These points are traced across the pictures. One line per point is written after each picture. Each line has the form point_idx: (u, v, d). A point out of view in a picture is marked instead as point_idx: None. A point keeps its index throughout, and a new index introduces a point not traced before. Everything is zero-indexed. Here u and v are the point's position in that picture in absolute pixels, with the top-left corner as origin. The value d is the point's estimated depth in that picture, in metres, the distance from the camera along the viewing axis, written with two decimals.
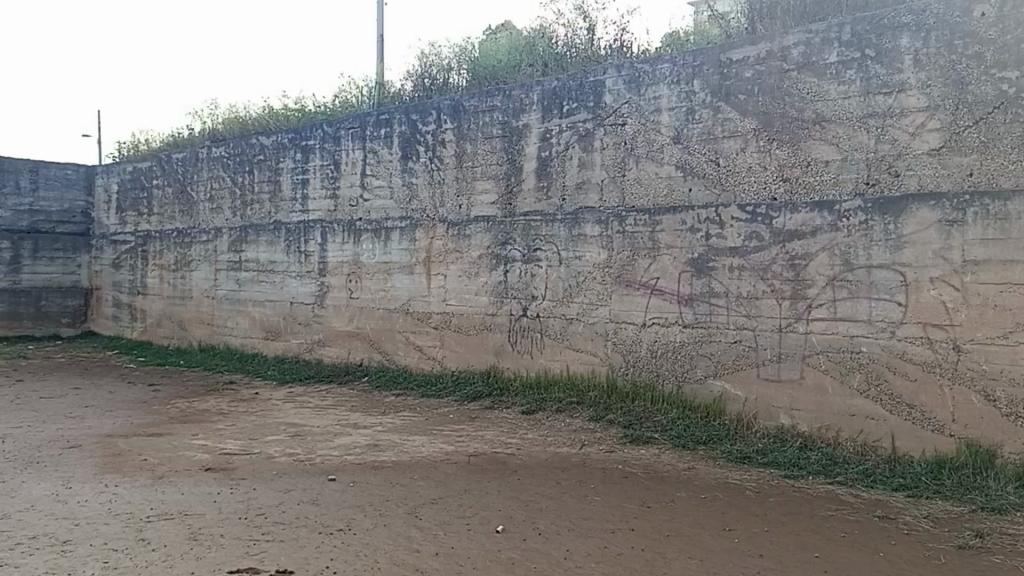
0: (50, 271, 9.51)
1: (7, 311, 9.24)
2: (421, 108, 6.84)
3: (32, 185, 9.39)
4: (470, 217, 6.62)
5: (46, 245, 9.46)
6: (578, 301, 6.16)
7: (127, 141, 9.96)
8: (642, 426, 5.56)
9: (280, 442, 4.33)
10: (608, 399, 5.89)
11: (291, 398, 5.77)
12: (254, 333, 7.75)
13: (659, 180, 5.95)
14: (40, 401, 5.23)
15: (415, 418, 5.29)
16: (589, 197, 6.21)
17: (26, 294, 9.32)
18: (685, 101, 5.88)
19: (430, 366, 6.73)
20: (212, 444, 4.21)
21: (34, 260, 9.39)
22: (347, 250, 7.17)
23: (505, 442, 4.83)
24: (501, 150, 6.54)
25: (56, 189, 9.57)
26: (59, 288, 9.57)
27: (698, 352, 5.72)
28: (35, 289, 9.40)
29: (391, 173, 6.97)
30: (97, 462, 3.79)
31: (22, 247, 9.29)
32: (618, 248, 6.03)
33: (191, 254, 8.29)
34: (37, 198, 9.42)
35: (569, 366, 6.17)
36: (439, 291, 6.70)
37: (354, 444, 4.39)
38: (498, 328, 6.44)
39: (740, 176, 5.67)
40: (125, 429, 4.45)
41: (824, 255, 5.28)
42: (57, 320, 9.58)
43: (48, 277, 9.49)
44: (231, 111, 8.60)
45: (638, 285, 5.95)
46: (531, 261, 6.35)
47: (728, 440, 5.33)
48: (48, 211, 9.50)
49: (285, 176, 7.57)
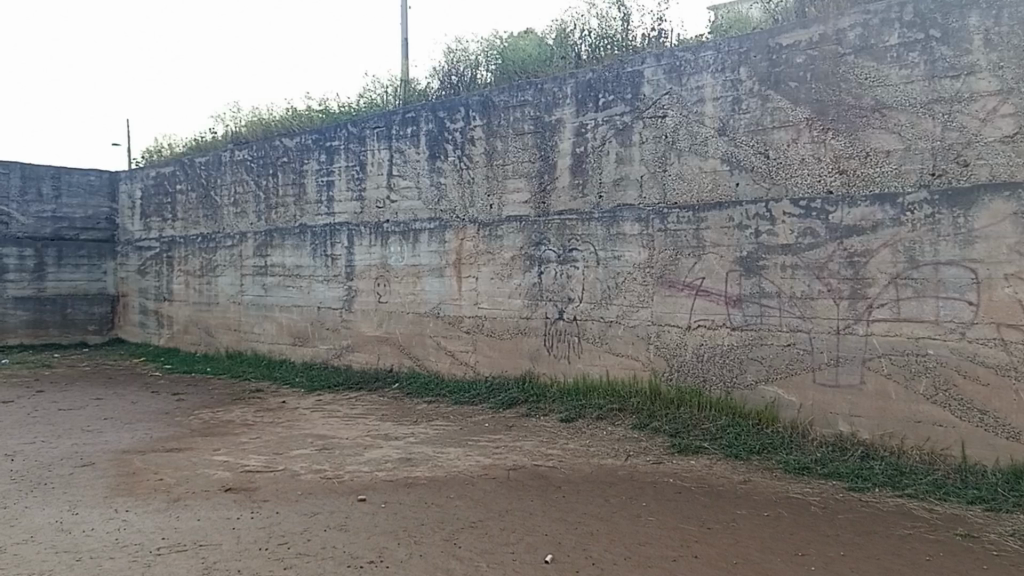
0: (75, 278, 9.53)
1: (34, 318, 9.27)
2: (449, 105, 6.59)
3: (54, 192, 9.42)
4: (502, 217, 6.33)
5: (70, 252, 9.48)
6: (617, 304, 5.80)
7: (150, 146, 9.97)
8: (689, 435, 5.12)
9: (307, 457, 4.05)
10: (651, 405, 5.49)
11: (318, 407, 5.52)
12: (281, 339, 7.58)
13: (702, 175, 5.58)
14: (58, 413, 5.06)
15: (449, 428, 4.98)
16: (628, 194, 5.87)
17: (51, 301, 9.34)
18: (731, 90, 5.50)
19: (463, 372, 6.43)
20: (234, 460, 3.94)
21: (59, 267, 9.41)
22: (375, 253, 6.95)
23: (545, 453, 4.47)
24: (534, 147, 6.24)
25: (79, 195, 9.61)
26: (85, 295, 9.60)
27: (748, 356, 5.30)
28: (61, 296, 9.43)
29: (419, 173, 6.74)
30: (110, 483, 3.54)
31: (46, 254, 9.31)
32: (660, 247, 5.66)
33: (216, 260, 8.18)
34: (60, 204, 9.46)
35: (609, 371, 5.80)
36: (471, 294, 6.41)
37: (386, 458, 4.08)
38: (533, 332, 6.12)
39: (792, 168, 5.26)
40: (143, 445, 4.23)
41: (886, 252, 4.81)
42: (83, 327, 9.60)
43: (72, 284, 9.52)
44: (254, 114, 8.49)
45: (682, 286, 5.57)
46: (566, 262, 6.02)
47: (784, 449, 4.87)
48: (72, 218, 9.54)
49: (310, 179, 7.41)
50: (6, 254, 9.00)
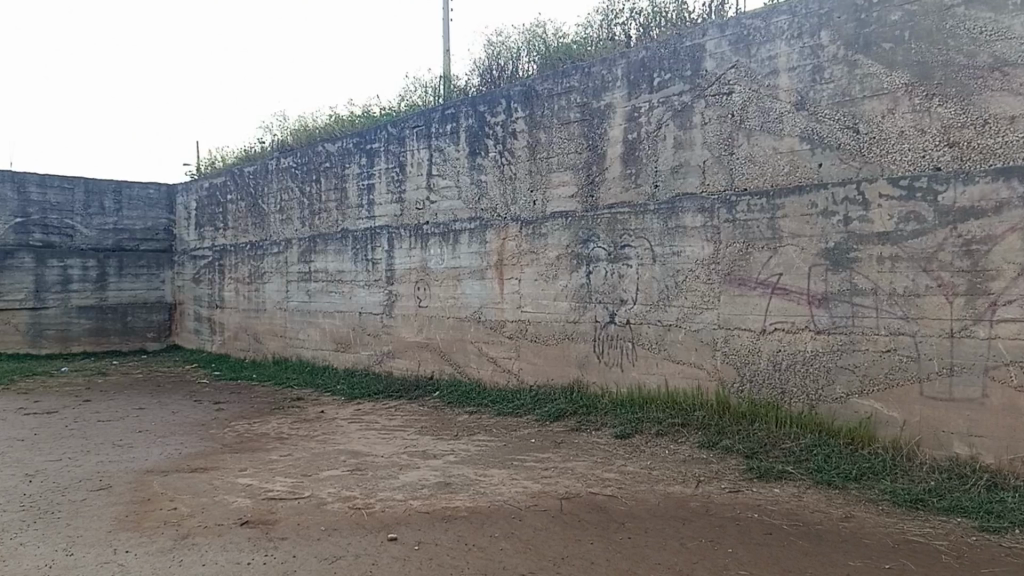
0: (135, 287, 10.06)
1: (96, 326, 9.77)
2: (490, 98, 6.21)
3: (116, 205, 9.98)
4: (546, 213, 5.86)
5: (131, 263, 10.01)
6: (677, 305, 5.15)
7: (206, 158, 10.38)
8: (768, 456, 4.42)
9: (338, 480, 3.65)
10: (718, 420, 4.81)
11: (356, 419, 5.31)
12: (325, 345, 7.55)
13: (775, 157, 4.88)
14: (95, 426, 4.94)
15: (492, 444, 4.59)
16: (687, 182, 5.23)
17: (113, 310, 9.86)
18: (810, 57, 4.76)
19: (507, 380, 6.01)
20: (258, 484, 3.52)
21: (120, 277, 9.93)
22: (415, 256, 6.72)
23: (601, 478, 3.96)
24: (581, 136, 5.72)
25: (140, 208, 10.16)
26: (144, 303, 10.14)
27: (836, 365, 4.55)
28: (121, 305, 9.95)
29: (458, 171, 6.42)
30: (120, 510, 3.10)
31: (108, 265, 9.83)
32: (726, 240, 4.99)
33: (264, 267, 8.31)
34: (121, 217, 10.01)
35: (668, 380, 5.17)
36: (514, 297, 6.00)
37: (422, 481, 3.71)
38: (581, 337, 5.61)
39: (888, 143, 4.45)
40: (167, 464, 3.86)
41: (1015, 238, 3.94)
42: (143, 334, 10.12)
43: (133, 293, 10.05)
44: (300, 121, 8.56)
45: (754, 284, 4.88)
46: (616, 260, 5.46)
47: (888, 476, 4.08)
48: (132, 230, 10.09)
49: (351, 183, 7.32)
50: (71, 265, 9.52)
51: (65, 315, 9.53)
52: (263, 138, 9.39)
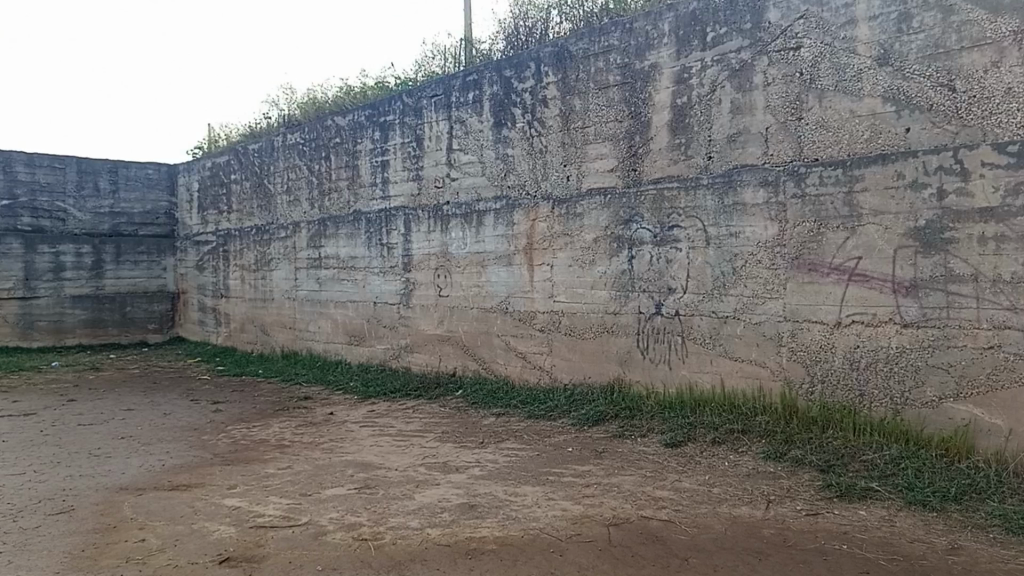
0: (135, 275, 9.72)
1: (94, 317, 9.44)
2: (517, 61, 5.56)
3: (112, 186, 9.60)
4: (582, 190, 5.22)
5: (128, 249, 9.65)
6: (735, 294, 4.48)
7: (208, 136, 9.92)
8: (846, 471, 3.72)
9: (343, 501, 3.12)
10: (785, 426, 4.13)
11: (368, 422, 4.79)
12: (337, 338, 7.07)
13: (852, 121, 4.15)
14: (74, 432, 4.51)
15: (523, 454, 4.02)
16: (747, 152, 4.51)
17: (111, 300, 9.53)
18: (896, 3, 4.00)
19: (538, 378, 5.43)
20: (248, 507, 3.01)
21: (118, 265, 9.57)
22: (434, 240, 6.15)
23: (652, 497, 3.36)
24: (621, 102, 5.04)
25: (138, 189, 9.79)
26: (145, 292, 9.81)
27: (927, 363, 3.86)
28: (120, 294, 9.61)
29: (482, 144, 5.80)
30: (77, 543, 2.61)
31: (104, 251, 9.47)
32: (794, 219, 4.30)
33: (271, 253, 7.84)
34: (118, 199, 9.64)
35: (724, 379, 4.51)
36: (545, 285, 5.40)
37: (442, 503, 3.15)
38: (622, 331, 4.97)
39: (991, 103, 3.70)
40: (145, 481, 3.38)
41: None
42: (144, 325, 9.81)
43: (133, 281, 9.71)
44: (309, 95, 8.00)
45: (827, 269, 4.18)
46: (663, 243, 4.81)
47: (995, 496, 3.36)
48: (130, 213, 9.72)
49: (363, 160, 6.77)
50: (64, 251, 9.17)
51: (58, 305, 9.19)
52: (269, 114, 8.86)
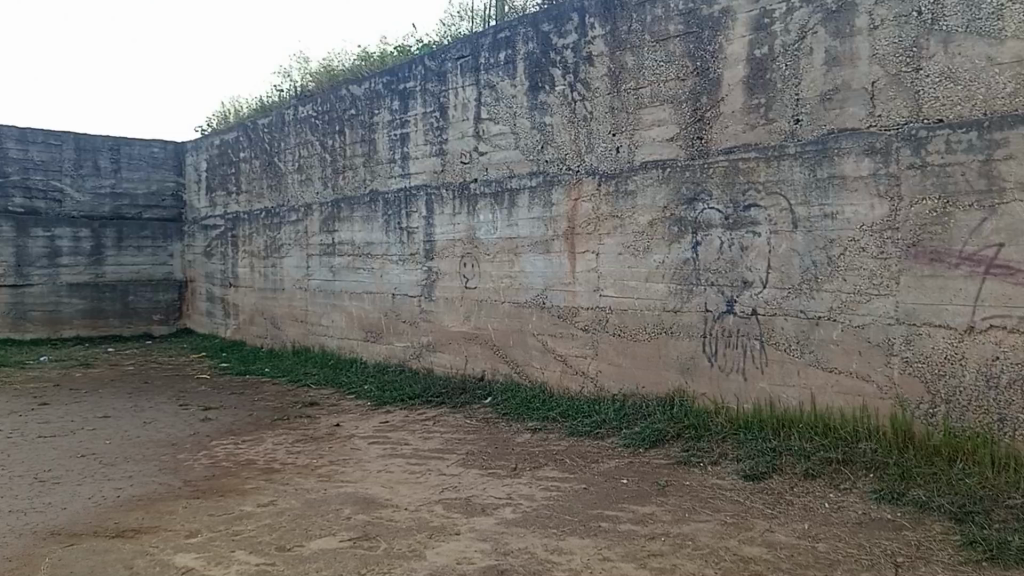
0: (137, 262, 9.49)
1: (93, 306, 9.22)
2: (557, 13, 4.79)
3: (112, 164, 9.35)
4: (634, 164, 4.43)
5: (130, 233, 9.42)
6: (831, 290, 3.62)
7: (217, 112, 9.51)
8: (991, 522, 2.73)
9: (331, 562, 2.47)
10: (897, 458, 3.24)
11: (379, 438, 4.17)
12: (352, 334, 6.51)
13: (989, 71, 3.21)
14: (32, 448, 4.04)
15: (566, 487, 3.29)
16: (847, 113, 3.61)
17: (111, 288, 9.31)
18: None
19: (580, 386, 4.70)
20: (203, 571, 2.41)
21: (119, 250, 9.35)
22: (459, 224, 5.47)
23: (738, 557, 2.57)
24: (684, 57, 4.21)
25: (142, 168, 9.54)
26: (149, 281, 9.57)
27: None
28: (121, 283, 9.38)
29: (515, 111, 5.08)
30: None
31: (104, 235, 9.25)
32: (911, 196, 3.39)
33: (282, 239, 7.35)
34: (120, 178, 9.39)
35: (815, 395, 3.68)
36: (591, 277, 4.64)
37: (460, 566, 2.46)
38: (683, 332, 4.17)
39: None
40: (83, 525, 2.84)
41: None
42: (148, 317, 9.58)
43: (136, 268, 9.48)
44: (323, 65, 7.43)
45: (955, 259, 3.27)
46: (736, 227, 3.98)
47: None
48: (133, 194, 9.48)
49: (380, 133, 6.15)
50: (59, 236, 8.96)
51: (53, 294, 8.97)
52: (282, 86, 8.33)
